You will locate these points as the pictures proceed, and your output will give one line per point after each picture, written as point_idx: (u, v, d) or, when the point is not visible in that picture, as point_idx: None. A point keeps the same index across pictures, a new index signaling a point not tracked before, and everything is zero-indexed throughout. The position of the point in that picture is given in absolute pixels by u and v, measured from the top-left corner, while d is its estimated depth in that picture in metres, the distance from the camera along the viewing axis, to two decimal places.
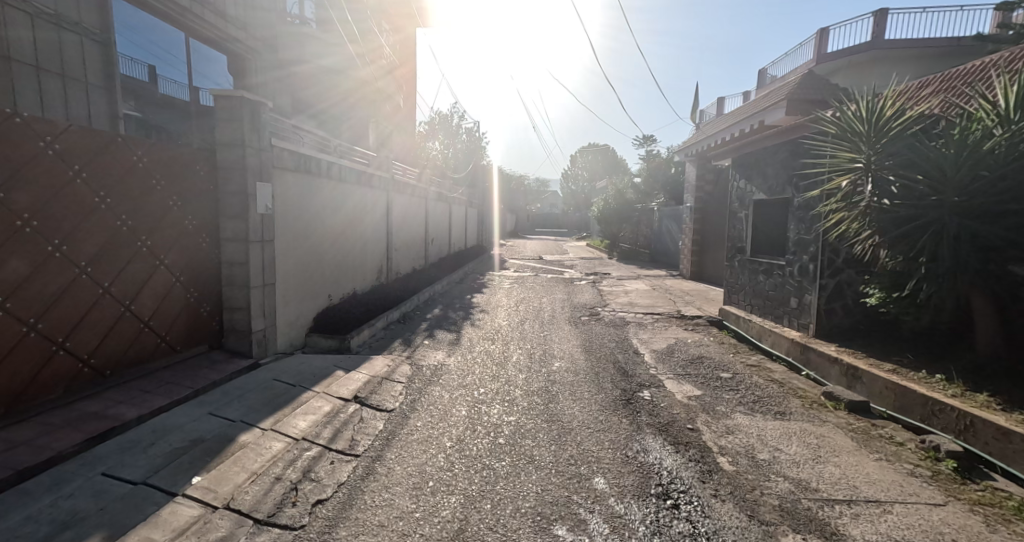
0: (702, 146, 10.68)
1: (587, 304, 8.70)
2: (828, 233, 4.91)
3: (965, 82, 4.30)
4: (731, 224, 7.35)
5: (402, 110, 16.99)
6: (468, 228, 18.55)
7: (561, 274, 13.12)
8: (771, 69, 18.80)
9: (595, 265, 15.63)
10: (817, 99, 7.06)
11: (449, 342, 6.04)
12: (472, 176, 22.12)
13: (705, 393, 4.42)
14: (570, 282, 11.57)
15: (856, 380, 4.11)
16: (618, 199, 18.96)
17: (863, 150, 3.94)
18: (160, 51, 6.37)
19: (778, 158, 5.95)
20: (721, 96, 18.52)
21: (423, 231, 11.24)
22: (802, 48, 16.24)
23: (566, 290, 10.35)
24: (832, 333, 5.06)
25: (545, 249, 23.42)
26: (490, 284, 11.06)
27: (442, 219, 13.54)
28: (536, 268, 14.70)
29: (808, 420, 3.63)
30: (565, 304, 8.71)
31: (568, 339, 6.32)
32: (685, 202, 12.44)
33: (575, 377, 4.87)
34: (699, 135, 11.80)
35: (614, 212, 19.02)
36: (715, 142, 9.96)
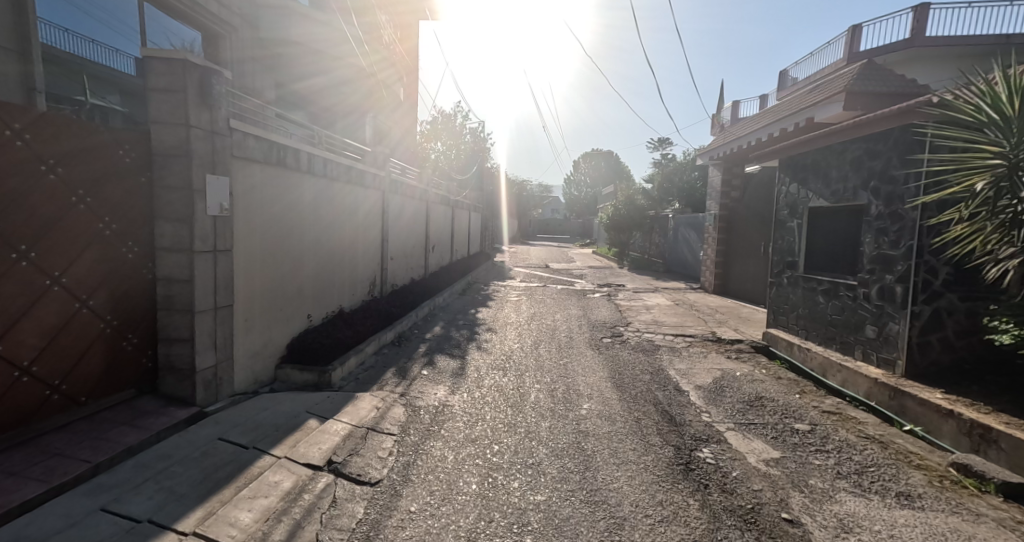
0: (728, 149, 9.69)
1: (607, 322, 7.66)
2: (924, 250, 3.93)
3: None
4: (777, 234, 6.32)
5: (402, 108, 16.08)
6: (471, 231, 17.50)
7: (571, 285, 12.09)
8: (793, 70, 17.99)
9: (607, 274, 14.60)
10: (881, 92, 6.10)
11: (452, 373, 5.01)
12: (475, 179, 21.14)
13: (787, 457, 3.38)
14: (582, 295, 10.54)
15: (987, 444, 3.11)
16: (630, 205, 17.86)
17: (1010, 139, 2.96)
18: (105, 18, 5.54)
19: (846, 157, 4.96)
20: (738, 100, 17.83)
21: (422, 238, 10.23)
22: (830, 48, 15.45)
23: (581, 304, 9.32)
24: (926, 373, 4.01)
25: (550, 256, 22.38)
26: (495, 297, 10.02)
27: (444, 224, 12.56)
28: (544, 278, 13.60)
29: (952, 512, 2.63)
30: (582, 322, 7.68)
31: (593, 369, 5.29)
32: (708, 209, 11.45)
33: (613, 427, 3.85)
34: (722, 137, 10.83)
35: (627, 219, 17.79)
36: (745, 145, 8.96)
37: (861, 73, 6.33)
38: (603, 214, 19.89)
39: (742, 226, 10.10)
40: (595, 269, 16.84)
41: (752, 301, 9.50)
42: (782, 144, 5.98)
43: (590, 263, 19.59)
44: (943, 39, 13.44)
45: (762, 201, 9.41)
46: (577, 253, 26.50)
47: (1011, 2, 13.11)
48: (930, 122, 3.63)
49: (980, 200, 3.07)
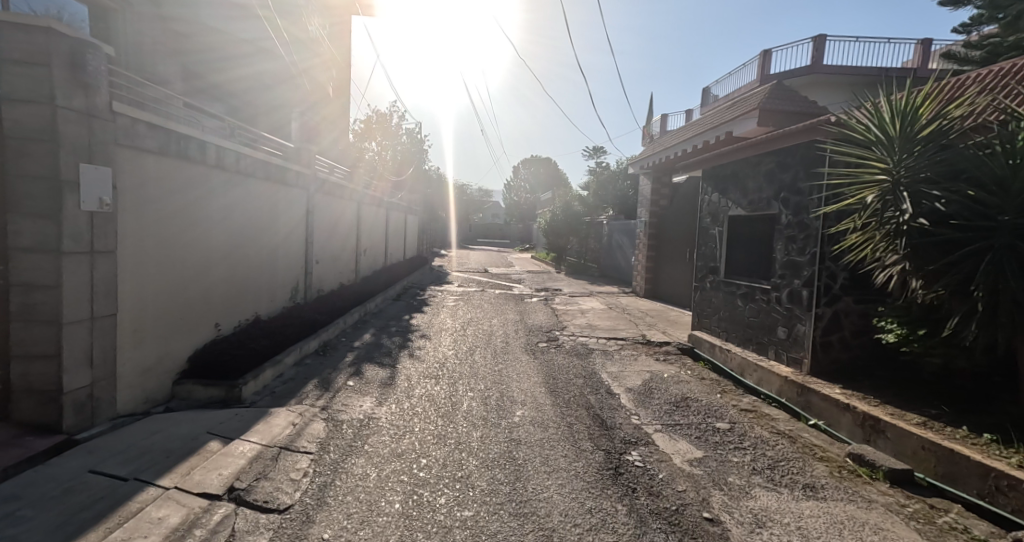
0: (657, 158, 10.15)
1: (543, 327, 7.69)
2: (825, 257, 4.28)
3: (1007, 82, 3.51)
4: (701, 240, 6.68)
5: (331, 103, 15.25)
6: (408, 233, 16.98)
7: (508, 289, 12.07)
8: (713, 88, 19.46)
9: (545, 279, 14.78)
10: (790, 111, 6.66)
11: (381, 383, 4.72)
12: (412, 181, 20.58)
13: (709, 455, 3.51)
14: (519, 299, 10.54)
15: (876, 433, 3.40)
16: (567, 210, 18.28)
17: (892, 157, 3.28)
18: None
19: (760, 169, 5.31)
20: (665, 114, 18.95)
21: (353, 240, 9.69)
22: (746, 69, 16.87)
23: (518, 309, 9.29)
24: (827, 370, 4.37)
25: (490, 261, 22.35)
26: (431, 301, 9.73)
27: (377, 227, 12.05)
28: (483, 282, 13.47)
29: (850, 500, 2.85)
30: (518, 326, 7.63)
31: (527, 374, 5.24)
32: (639, 216, 11.94)
33: (545, 434, 3.81)
34: (652, 147, 11.36)
35: (565, 223, 18.17)
36: (672, 155, 9.41)
37: (774, 92, 6.87)
38: (541, 219, 20.21)
39: (670, 232, 10.63)
40: (532, 273, 16.99)
41: (677, 304, 10.03)
42: (706, 156, 6.32)
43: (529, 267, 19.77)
44: (838, 68, 15.22)
45: (687, 210, 9.99)
46: (516, 257, 26.70)
47: (891, 39, 15.13)
48: (832, 140, 3.97)
49: (871, 211, 3.37)
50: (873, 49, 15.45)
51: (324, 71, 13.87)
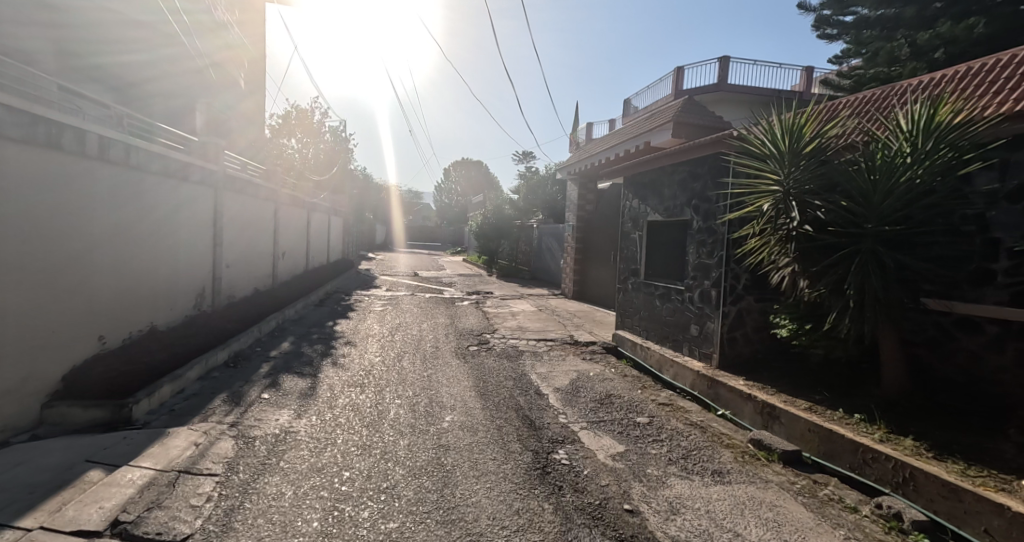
0: (583, 165, 10.55)
1: (474, 330, 7.66)
2: (731, 259, 4.67)
3: (875, 106, 4.02)
4: (623, 244, 7.03)
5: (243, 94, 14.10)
6: (332, 235, 16.15)
7: (439, 293, 11.89)
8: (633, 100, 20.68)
9: (477, 282, 14.77)
10: (700, 124, 7.26)
11: (299, 394, 4.40)
12: (336, 180, 19.60)
13: (630, 449, 3.69)
14: (450, 303, 10.42)
15: (773, 419, 3.76)
16: (497, 214, 18.48)
17: (782, 170, 3.67)
18: None
19: (675, 178, 5.70)
20: (590, 122, 19.82)
21: (269, 242, 9.01)
22: (662, 84, 18.14)
23: (448, 312, 9.18)
24: (733, 363, 4.79)
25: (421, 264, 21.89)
26: (357, 306, 9.31)
27: (297, 228, 11.32)
28: (413, 286, 13.15)
29: (751, 482, 3.14)
30: (448, 330, 7.54)
31: (457, 378, 5.18)
32: (566, 219, 12.34)
33: (473, 438, 3.78)
34: (578, 154, 11.81)
35: (496, 227, 18.33)
36: (597, 162, 9.83)
37: (686, 106, 7.42)
38: (473, 221, 20.20)
39: (596, 236, 11.10)
40: (464, 276, 16.91)
41: (603, 304, 10.49)
42: (627, 164, 6.67)
43: (461, 270, 19.63)
44: (740, 88, 16.89)
45: (611, 214, 10.50)
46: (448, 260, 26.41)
47: (782, 65, 17.09)
48: (734, 153, 4.36)
49: (766, 218, 3.74)
50: (768, 73, 17.33)
51: (230, 59, 12.77)
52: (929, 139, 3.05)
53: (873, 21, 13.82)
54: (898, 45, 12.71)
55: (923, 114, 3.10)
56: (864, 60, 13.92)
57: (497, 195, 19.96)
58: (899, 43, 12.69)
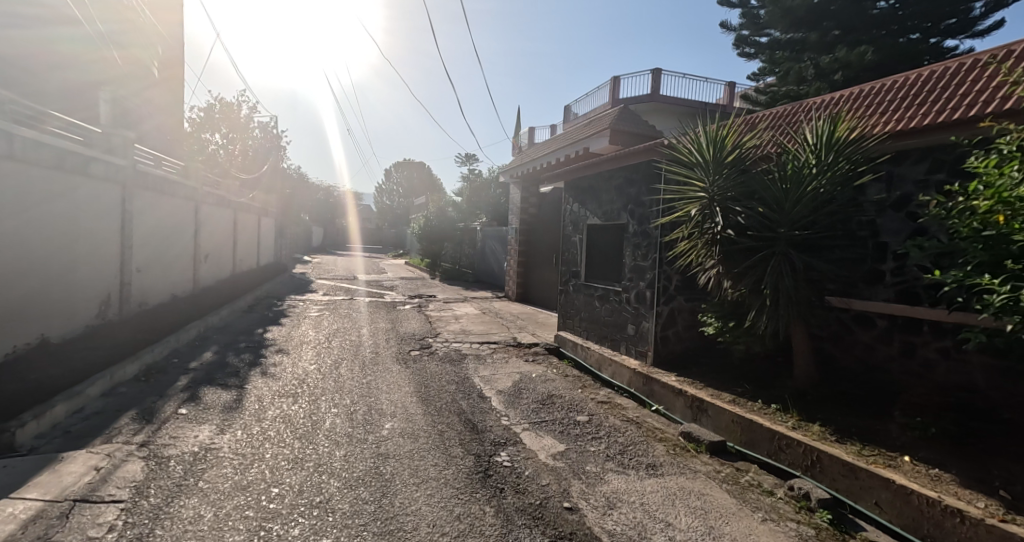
0: (526, 169, 10.70)
1: (416, 334, 7.50)
2: (664, 261, 4.92)
3: (785, 121, 4.40)
4: (564, 246, 7.20)
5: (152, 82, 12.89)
6: (262, 238, 15.19)
7: (380, 297, 11.54)
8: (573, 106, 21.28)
9: (419, 286, 14.51)
10: (635, 133, 7.61)
11: (222, 408, 4.08)
12: (267, 180, 18.46)
13: (570, 448, 3.77)
14: (391, 307, 10.15)
15: (701, 412, 4.00)
16: (440, 217, 18.30)
17: (707, 178, 3.92)
18: None
19: (612, 183, 5.93)
20: (532, 127, 20.15)
21: (188, 244, 8.29)
22: (600, 92, 18.82)
23: (389, 317, 8.92)
24: (667, 360, 5.04)
25: (362, 268, 21.13)
26: (290, 312, 8.81)
27: (222, 229, 10.53)
28: (352, 290, 12.65)
29: (681, 473, 3.32)
30: (389, 335, 7.33)
31: (398, 384, 5.04)
32: (509, 223, 12.45)
33: (413, 445, 3.69)
34: (520, 158, 11.98)
35: (438, 229, 18.13)
36: (538, 166, 10.01)
37: (622, 115, 7.77)
38: (416, 223, 19.83)
39: (538, 238, 11.29)
40: (406, 280, 16.55)
41: (546, 306, 10.68)
42: (567, 169, 6.84)
43: (403, 273, 19.18)
44: (671, 100, 17.94)
45: (553, 217, 10.74)
46: (391, 263, 25.73)
47: (708, 80, 18.36)
48: (665, 161, 4.60)
49: (694, 222, 3.96)
50: (696, 86, 18.57)
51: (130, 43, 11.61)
52: (830, 152, 3.39)
53: (784, 43, 15.26)
54: (805, 67, 14.25)
55: (825, 130, 3.44)
56: (777, 78, 15.33)
57: (440, 198, 19.74)
58: (806, 65, 14.23)
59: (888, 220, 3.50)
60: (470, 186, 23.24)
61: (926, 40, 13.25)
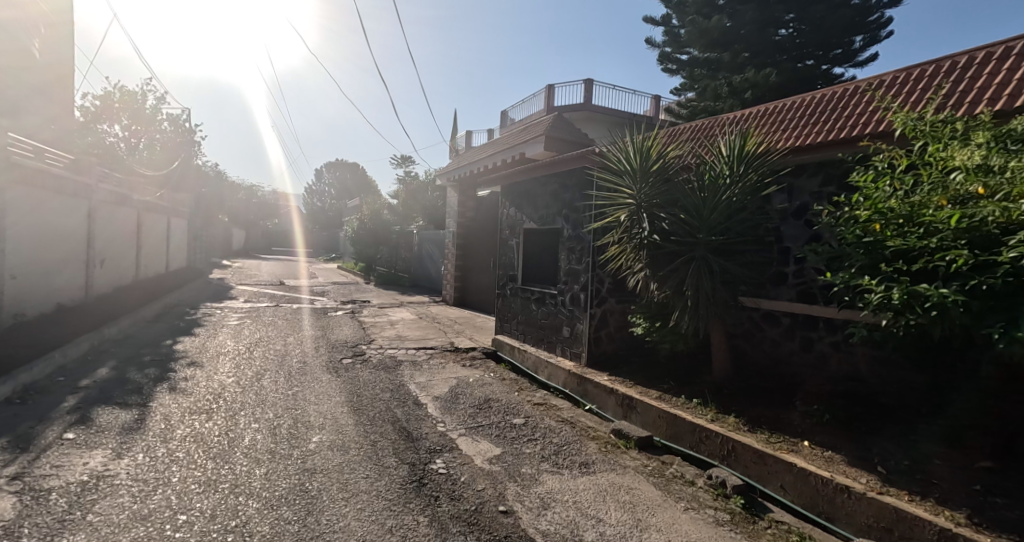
0: (463, 172, 10.67)
1: (348, 342, 7.19)
2: (597, 265, 5.10)
3: (703, 134, 4.72)
4: (501, 250, 7.24)
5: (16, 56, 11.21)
6: (171, 241, 13.90)
7: (310, 303, 10.97)
8: (510, 112, 21.52)
9: (353, 291, 13.98)
10: (569, 140, 7.86)
11: (120, 430, 3.66)
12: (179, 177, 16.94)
13: (506, 451, 3.78)
14: (322, 313, 9.68)
15: (630, 409, 4.17)
16: (373, 220, 17.93)
17: (635, 185, 4.11)
18: None
19: (547, 189, 6.06)
20: (470, 131, 20.14)
21: (79, 247, 7.39)
22: (535, 99, 19.26)
23: (319, 324, 8.49)
24: (600, 360, 5.22)
25: (290, 272, 19.97)
26: (206, 321, 8.12)
27: (122, 230, 9.50)
28: (279, 296, 11.92)
29: (612, 469, 3.44)
30: (319, 344, 6.97)
31: (327, 395, 4.81)
32: (446, 226, 12.35)
33: (343, 457, 3.52)
34: (457, 161, 11.94)
35: (371, 233, 17.88)
36: (476, 169, 10.02)
37: (557, 122, 7.99)
38: (350, 226, 19.08)
39: (475, 242, 11.30)
40: (338, 285, 15.87)
41: (484, 309, 10.69)
42: (504, 173, 6.90)
43: (336, 278, 18.34)
44: (603, 109, 18.70)
45: (491, 221, 10.79)
46: (323, 268, 24.59)
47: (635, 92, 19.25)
48: (596, 168, 4.78)
49: (623, 227, 4.14)
50: (626, 97, 19.49)
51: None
52: (741, 165, 3.69)
53: (701, 61, 16.19)
54: (719, 84, 15.47)
55: (737, 144, 3.74)
56: (696, 94, 16.52)
57: (376, 200, 19.20)
58: (720, 83, 15.41)
59: (789, 227, 3.87)
60: (404, 188, 22.65)
61: (817, 67, 15.02)
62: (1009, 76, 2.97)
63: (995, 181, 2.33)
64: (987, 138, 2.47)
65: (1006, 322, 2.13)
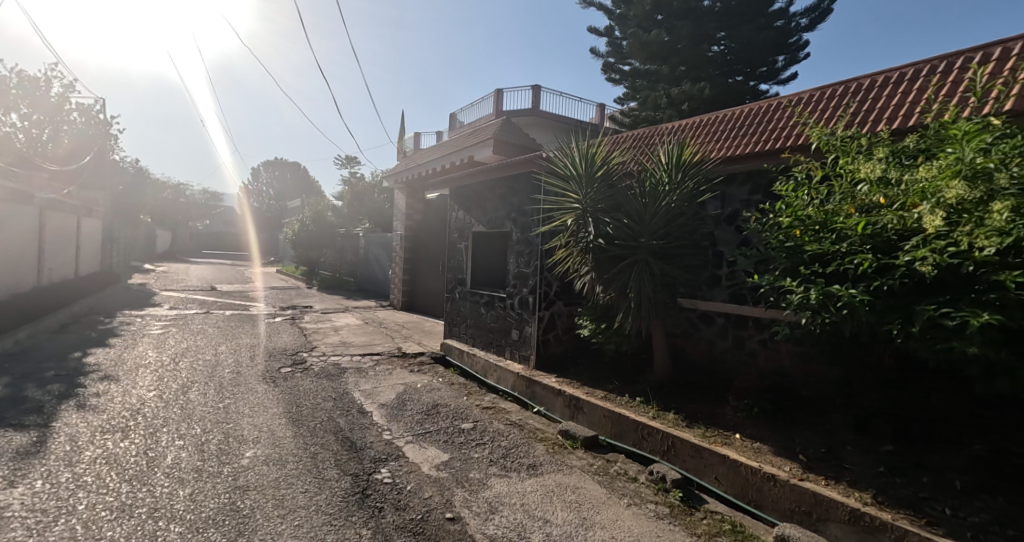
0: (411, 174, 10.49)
1: (287, 349, 6.83)
2: (545, 268, 5.17)
3: (644, 143, 4.93)
4: (450, 254, 7.18)
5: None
6: (81, 244, 12.61)
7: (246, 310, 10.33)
8: (459, 115, 21.42)
9: (294, 296, 13.34)
10: (517, 144, 7.95)
11: (16, 455, 3.26)
12: (93, 174, 15.42)
13: (453, 457, 3.73)
14: (259, 320, 9.14)
15: (577, 410, 4.25)
16: (316, 222, 17.22)
17: (580, 190, 4.21)
18: None
19: (496, 192, 6.07)
20: (418, 133, 19.84)
21: None
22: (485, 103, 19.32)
23: (256, 332, 8.02)
24: (548, 362, 5.28)
25: (224, 277, 18.74)
26: (125, 331, 7.43)
27: (20, 231, 8.49)
28: (212, 303, 11.14)
29: (559, 470, 3.49)
30: (254, 352, 6.57)
31: (263, 406, 4.54)
32: (394, 229, 12.08)
33: (280, 472, 3.33)
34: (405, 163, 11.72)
35: (315, 236, 17.16)
36: (424, 172, 9.88)
37: (505, 126, 8.06)
38: (290, 228, 18.17)
39: (424, 245, 11.15)
40: (278, 290, 15.08)
41: (433, 313, 10.56)
42: (452, 177, 6.84)
43: (275, 283, 17.39)
44: (550, 115, 19.06)
45: (439, 225, 10.69)
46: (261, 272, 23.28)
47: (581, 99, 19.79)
48: (544, 173, 4.86)
49: (570, 231, 4.22)
50: (572, 104, 19.93)
51: None
52: (678, 173, 3.89)
53: (643, 72, 16.82)
54: (660, 96, 15.94)
55: (674, 153, 3.93)
56: (638, 104, 17.19)
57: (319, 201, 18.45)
58: (659, 95, 15.95)
59: (722, 232, 4.11)
60: (349, 189, 21.96)
61: (745, 82, 16.18)
62: (903, 98, 3.33)
63: (893, 192, 2.59)
64: (887, 153, 2.74)
65: (903, 318, 2.37)
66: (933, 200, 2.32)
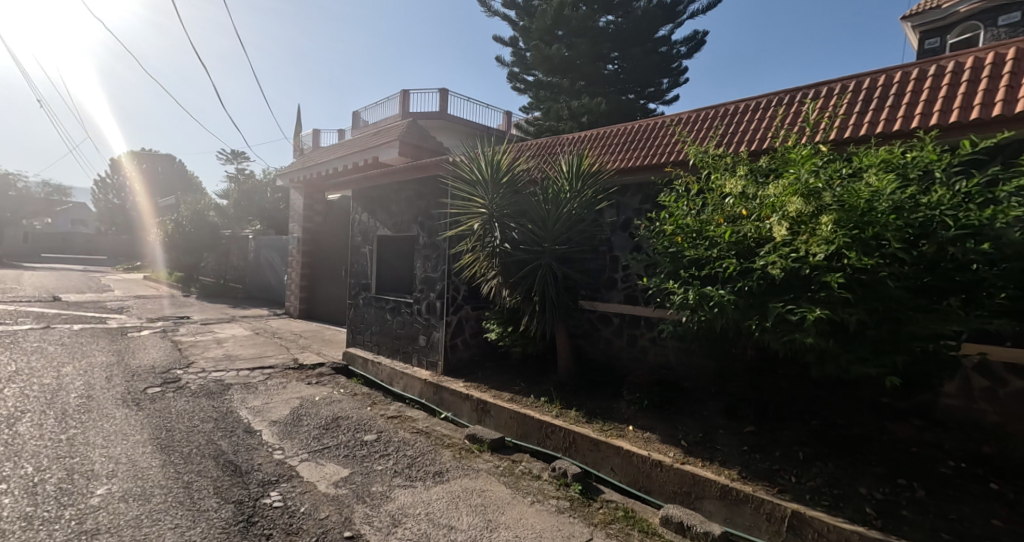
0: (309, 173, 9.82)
1: (157, 367, 5.98)
2: (453, 273, 5.14)
3: (547, 151, 5.14)
4: (354, 258, 6.84)
5: None
6: None
7: (103, 323, 8.85)
8: (363, 113, 20.55)
9: (167, 307, 11.75)
10: (424, 146, 7.82)
11: None
12: None
13: (354, 471, 3.54)
14: (120, 335, 7.88)
15: (485, 414, 4.27)
16: (196, 222, 15.37)
17: (486, 195, 4.26)
18: None
19: (403, 195, 5.91)
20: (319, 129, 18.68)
21: None
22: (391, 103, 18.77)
23: (116, 348, 6.90)
24: (456, 367, 5.26)
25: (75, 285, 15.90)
26: None
27: None
28: (58, 316, 9.38)
29: (466, 475, 3.47)
30: (112, 372, 5.64)
31: (121, 435, 3.91)
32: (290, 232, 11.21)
33: (143, 507, 2.88)
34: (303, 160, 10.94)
35: (194, 239, 15.27)
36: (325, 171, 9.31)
37: (413, 128, 7.89)
38: (162, 228, 15.94)
39: (325, 249, 10.50)
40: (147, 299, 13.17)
41: (334, 321, 9.97)
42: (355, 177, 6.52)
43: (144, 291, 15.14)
44: (457, 119, 19.07)
45: (342, 227, 10.15)
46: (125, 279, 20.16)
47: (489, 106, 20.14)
48: (450, 177, 4.84)
49: (476, 236, 4.24)
50: (481, 110, 20.19)
51: None
52: (578, 181, 4.10)
53: (546, 84, 17.73)
54: (561, 107, 16.89)
55: (574, 163, 4.14)
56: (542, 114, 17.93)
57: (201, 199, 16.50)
58: (562, 107, 16.76)
59: (617, 238, 4.42)
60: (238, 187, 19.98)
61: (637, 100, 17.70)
62: (757, 124, 3.87)
63: (751, 205, 2.96)
64: (746, 171, 3.14)
65: (759, 315, 2.73)
66: (779, 213, 2.69)
